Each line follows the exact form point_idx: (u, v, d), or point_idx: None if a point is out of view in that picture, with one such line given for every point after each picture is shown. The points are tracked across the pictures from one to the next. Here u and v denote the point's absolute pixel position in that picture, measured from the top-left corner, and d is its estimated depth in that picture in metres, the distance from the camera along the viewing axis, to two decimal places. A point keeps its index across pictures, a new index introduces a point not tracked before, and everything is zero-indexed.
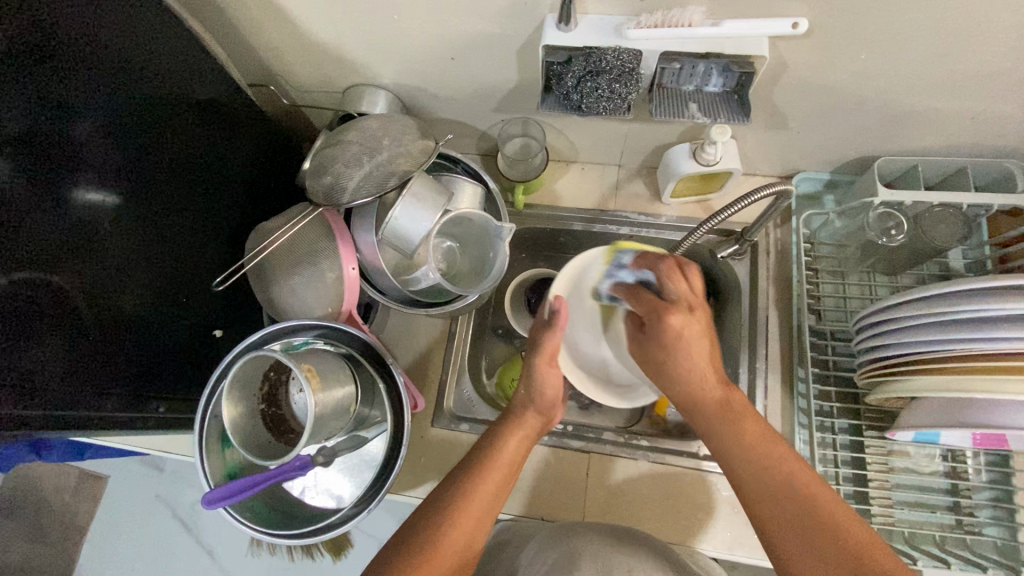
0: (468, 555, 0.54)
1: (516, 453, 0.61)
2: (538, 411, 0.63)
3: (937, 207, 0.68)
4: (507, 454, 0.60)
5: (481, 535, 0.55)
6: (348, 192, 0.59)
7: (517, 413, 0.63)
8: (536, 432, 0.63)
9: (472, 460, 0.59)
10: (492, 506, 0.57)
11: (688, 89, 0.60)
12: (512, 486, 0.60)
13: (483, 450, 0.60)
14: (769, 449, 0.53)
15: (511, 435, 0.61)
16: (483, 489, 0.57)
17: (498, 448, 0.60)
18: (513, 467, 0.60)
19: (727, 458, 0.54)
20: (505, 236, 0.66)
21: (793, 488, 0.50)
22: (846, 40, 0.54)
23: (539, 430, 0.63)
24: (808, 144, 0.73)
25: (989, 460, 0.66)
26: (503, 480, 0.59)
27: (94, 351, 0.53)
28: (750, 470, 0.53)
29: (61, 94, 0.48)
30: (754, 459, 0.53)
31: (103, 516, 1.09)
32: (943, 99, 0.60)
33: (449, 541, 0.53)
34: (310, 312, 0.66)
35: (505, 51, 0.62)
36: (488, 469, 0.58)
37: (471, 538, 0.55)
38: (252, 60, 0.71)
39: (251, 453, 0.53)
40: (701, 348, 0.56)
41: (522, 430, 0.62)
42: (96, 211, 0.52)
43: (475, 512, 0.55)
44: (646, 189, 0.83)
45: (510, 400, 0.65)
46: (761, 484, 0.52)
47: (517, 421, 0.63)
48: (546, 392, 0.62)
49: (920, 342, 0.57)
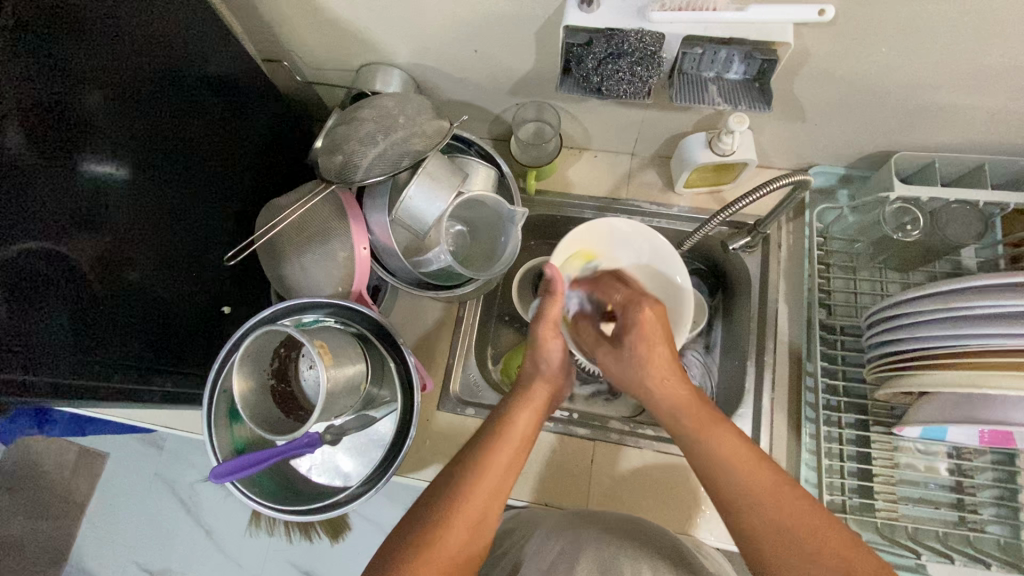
0: (480, 530, 0.54)
1: (528, 427, 0.62)
2: (544, 379, 0.65)
3: (954, 203, 0.67)
4: (519, 426, 0.61)
5: (493, 512, 0.56)
6: (361, 171, 0.59)
7: (525, 385, 0.65)
8: (546, 405, 0.65)
9: (484, 432, 0.61)
10: (503, 482, 0.57)
11: (708, 76, 0.60)
12: (524, 458, 0.60)
13: (492, 426, 0.61)
14: (727, 437, 0.55)
15: (521, 409, 0.62)
16: (493, 461, 0.57)
17: (506, 422, 0.61)
18: (525, 441, 0.61)
19: (703, 462, 0.55)
20: (517, 220, 0.65)
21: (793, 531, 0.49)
22: (871, 30, 0.53)
23: (548, 401, 0.64)
24: (824, 137, 0.72)
25: (994, 458, 0.66)
26: (513, 455, 0.59)
27: (104, 321, 0.52)
28: (712, 453, 0.55)
29: (71, 62, 0.47)
30: (709, 442, 0.55)
31: (102, 492, 1.09)
32: (964, 95, 0.59)
33: (460, 516, 0.54)
34: (320, 291, 0.65)
35: (524, 33, 0.61)
36: (496, 444, 0.59)
37: (480, 518, 0.55)
38: (265, 34, 0.70)
39: (262, 428, 0.53)
40: (665, 348, 0.61)
41: (534, 404, 0.63)
42: (107, 184, 0.52)
43: (486, 490, 0.56)
44: (658, 178, 0.83)
45: (518, 375, 0.67)
46: (727, 480, 0.53)
47: (526, 393, 0.64)
48: (551, 359, 0.66)
49: (932, 338, 0.57)
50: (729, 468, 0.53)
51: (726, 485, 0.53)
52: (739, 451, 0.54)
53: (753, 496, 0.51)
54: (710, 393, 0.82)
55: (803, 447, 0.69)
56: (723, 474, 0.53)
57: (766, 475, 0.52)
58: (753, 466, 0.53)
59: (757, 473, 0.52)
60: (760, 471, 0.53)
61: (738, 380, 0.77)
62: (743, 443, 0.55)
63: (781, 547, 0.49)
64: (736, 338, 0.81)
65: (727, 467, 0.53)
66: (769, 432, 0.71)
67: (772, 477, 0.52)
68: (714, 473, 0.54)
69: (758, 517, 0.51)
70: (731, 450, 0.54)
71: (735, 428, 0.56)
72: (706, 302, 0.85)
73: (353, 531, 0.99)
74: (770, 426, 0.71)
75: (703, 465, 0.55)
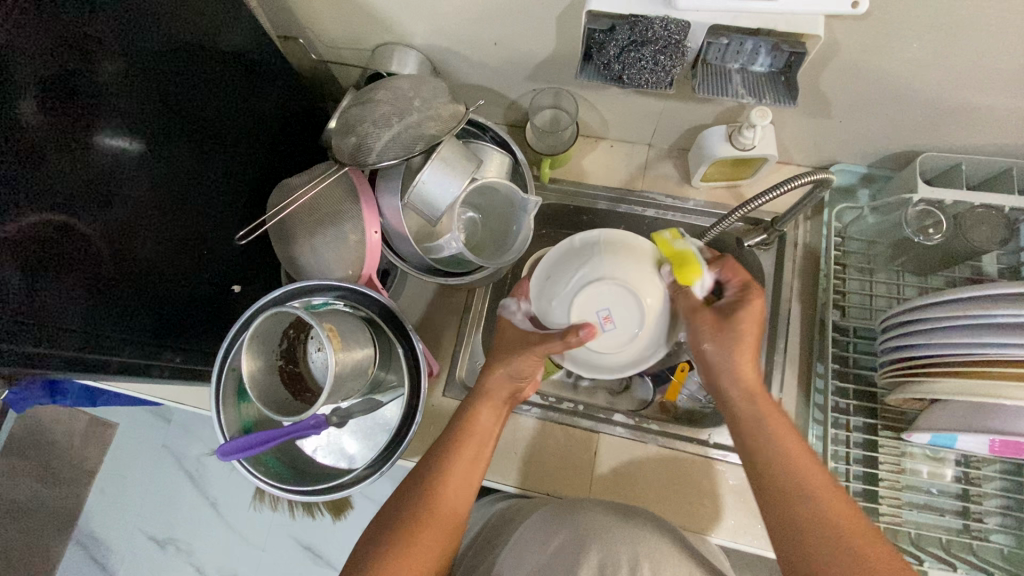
0: (457, 524, 0.56)
1: (491, 421, 0.61)
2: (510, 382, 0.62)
3: (978, 207, 0.65)
4: (481, 422, 0.61)
5: (463, 505, 0.57)
6: (374, 153, 0.58)
7: (484, 380, 0.63)
8: (505, 401, 0.63)
9: (448, 431, 0.60)
10: (471, 476, 0.58)
11: (733, 67, 0.59)
12: (490, 451, 0.61)
13: (456, 423, 0.61)
14: (788, 433, 0.54)
15: (484, 404, 0.61)
16: (458, 462, 0.58)
17: (470, 419, 0.60)
18: (488, 433, 0.61)
19: (756, 447, 0.54)
20: (530, 209, 0.64)
21: (829, 519, 0.49)
22: (906, 25, 0.51)
23: (507, 398, 0.63)
24: (847, 135, 0.70)
25: (1004, 468, 0.64)
26: (478, 450, 0.60)
27: (114, 296, 0.52)
28: (770, 439, 0.54)
29: (84, 31, 0.46)
30: (767, 424, 0.54)
31: (111, 460, 1.12)
32: (996, 96, 0.57)
33: (431, 521, 0.55)
34: (330, 273, 0.65)
35: (546, 18, 0.60)
36: (462, 440, 0.59)
37: (454, 514, 0.56)
38: (280, 10, 0.69)
39: (269, 409, 0.54)
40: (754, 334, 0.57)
41: (493, 397, 0.62)
42: (119, 157, 0.51)
43: (454, 486, 0.57)
44: (675, 170, 0.81)
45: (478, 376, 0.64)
46: (775, 461, 0.53)
47: (486, 387, 0.62)
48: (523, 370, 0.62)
49: (951, 345, 0.56)
50: (777, 453, 0.53)
51: (779, 464, 0.52)
52: (807, 460, 0.52)
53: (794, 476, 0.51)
54: None
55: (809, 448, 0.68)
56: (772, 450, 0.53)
57: (809, 460, 0.52)
58: (809, 465, 0.52)
59: (812, 470, 0.52)
60: (812, 470, 0.52)
61: None
62: (811, 456, 0.53)
63: (814, 534, 0.49)
64: None
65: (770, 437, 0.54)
66: None
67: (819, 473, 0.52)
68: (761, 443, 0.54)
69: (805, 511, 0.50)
70: (786, 434, 0.54)
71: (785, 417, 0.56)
72: None
73: (354, 508, 1.02)
74: None
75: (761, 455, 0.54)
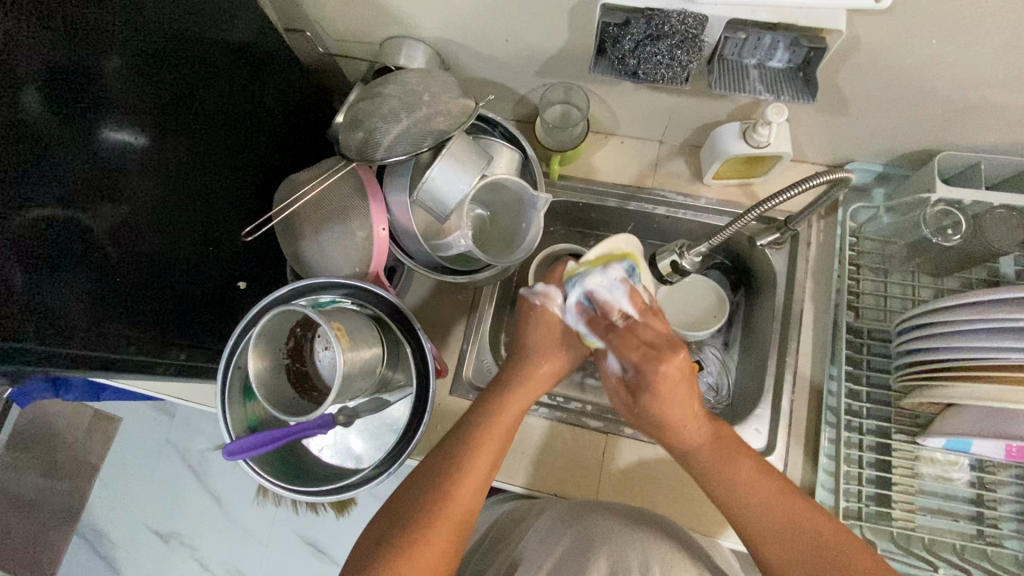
0: (468, 521, 0.55)
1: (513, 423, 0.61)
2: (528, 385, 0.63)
3: (998, 208, 0.64)
4: (504, 422, 0.60)
5: (473, 503, 0.56)
6: (382, 148, 0.57)
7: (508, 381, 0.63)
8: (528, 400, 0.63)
9: (466, 430, 0.59)
10: (488, 476, 0.58)
11: (750, 62, 0.57)
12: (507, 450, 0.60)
13: (476, 422, 0.60)
14: (748, 468, 0.55)
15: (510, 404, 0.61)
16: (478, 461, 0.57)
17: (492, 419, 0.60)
18: (506, 435, 0.60)
19: (720, 492, 0.56)
20: (540, 206, 0.63)
21: (799, 544, 0.51)
22: (929, 20, 0.50)
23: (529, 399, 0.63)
24: (864, 133, 0.69)
25: (1019, 473, 0.63)
26: (498, 450, 0.59)
27: (119, 292, 0.52)
28: (731, 483, 0.55)
29: (89, 23, 0.45)
30: (722, 472, 0.56)
31: (114, 454, 1.11)
32: (1020, 94, 0.56)
33: (445, 520, 0.53)
34: (337, 270, 0.64)
35: (558, 12, 0.58)
36: (486, 440, 0.58)
37: (465, 514, 0.55)
38: (287, 3, 0.68)
39: (275, 408, 0.53)
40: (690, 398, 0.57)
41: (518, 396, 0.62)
42: (126, 152, 0.51)
43: (473, 485, 0.56)
44: (686, 168, 0.80)
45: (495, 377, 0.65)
46: (738, 498, 0.54)
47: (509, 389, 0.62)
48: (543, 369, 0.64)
49: (970, 349, 0.54)
50: (738, 491, 0.55)
51: (742, 502, 0.54)
52: (771, 494, 0.54)
53: (757, 512, 0.53)
54: (726, 390, 0.81)
55: (821, 451, 0.67)
56: (729, 492, 0.55)
57: (772, 492, 0.54)
58: (771, 497, 0.54)
59: (772, 499, 0.54)
60: (777, 495, 0.54)
61: (756, 379, 0.76)
62: (777, 486, 0.54)
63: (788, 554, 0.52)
64: (757, 336, 0.79)
65: (732, 480, 0.55)
66: (787, 433, 0.70)
67: (783, 501, 0.53)
68: (722, 488, 0.56)
69: (771, 541, 0.52)
70: (746, 470, 0.55)
71: (752, 455, 0.56)
72: (727, 300, 0.84)
73: (357, 505, 1.02)
74: (787, 429, 0.70)
75: (726, 498, 0.55)
